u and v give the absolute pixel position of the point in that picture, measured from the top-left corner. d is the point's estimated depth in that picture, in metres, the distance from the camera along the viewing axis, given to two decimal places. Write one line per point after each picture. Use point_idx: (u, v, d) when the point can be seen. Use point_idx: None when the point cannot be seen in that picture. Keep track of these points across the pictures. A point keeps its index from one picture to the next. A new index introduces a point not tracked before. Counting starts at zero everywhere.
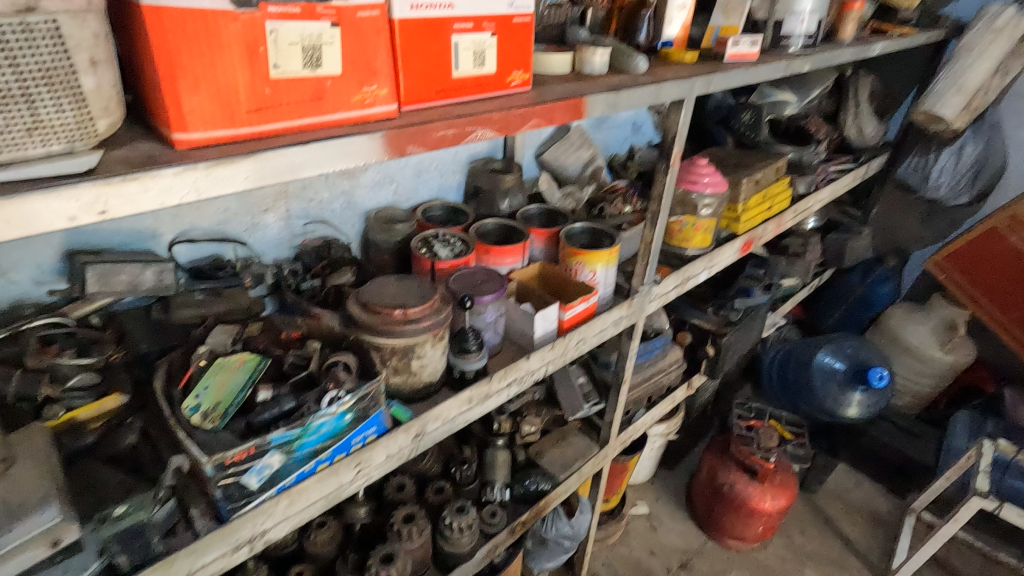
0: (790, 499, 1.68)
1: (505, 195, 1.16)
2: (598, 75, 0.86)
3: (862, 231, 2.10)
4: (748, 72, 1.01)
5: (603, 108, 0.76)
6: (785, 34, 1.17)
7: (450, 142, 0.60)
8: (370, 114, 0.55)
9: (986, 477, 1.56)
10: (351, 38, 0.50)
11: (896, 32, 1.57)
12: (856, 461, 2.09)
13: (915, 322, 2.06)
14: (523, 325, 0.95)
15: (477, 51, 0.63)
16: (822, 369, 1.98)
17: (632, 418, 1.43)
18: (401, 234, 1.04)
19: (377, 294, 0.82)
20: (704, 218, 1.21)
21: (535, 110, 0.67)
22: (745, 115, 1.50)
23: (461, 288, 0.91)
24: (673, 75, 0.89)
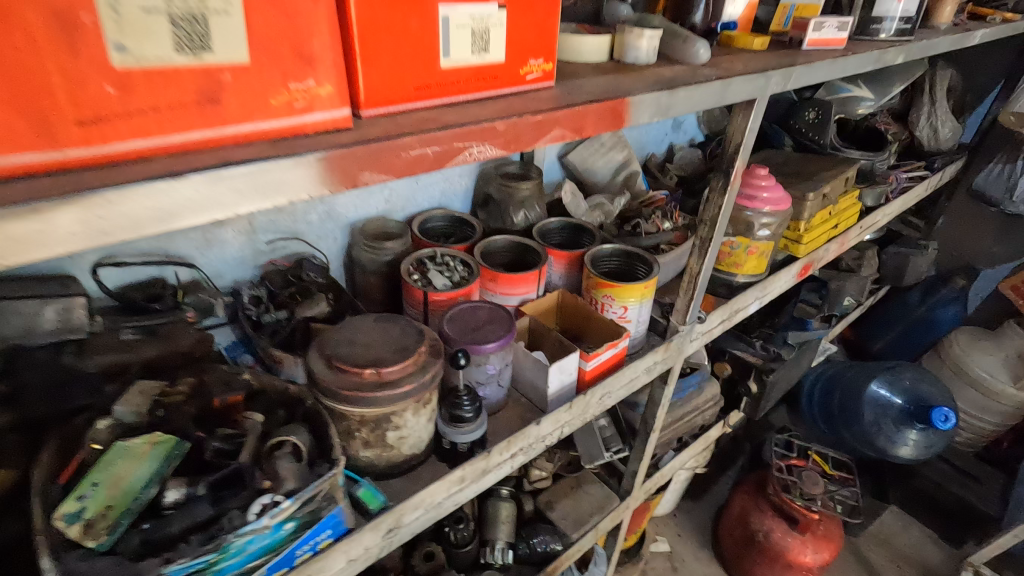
0: (834, 553, 1.50)
1: (520, 206, 0.97)
2: (644, 66, 0.66)
3: (927, 245, 1.85)
4: (835, 64, 0.79)
5: (651, 113, 0.55)
6: (876, 16, 0.94)
7: (429, 165, 0.41)
8: (304, 123, 0.36)
9: None
10: (263, 2, 0.31)
11: (997, 17, 1.32)
12: (905, 503, 1.87)
13: (983, 352, 1.82)
14: (534, 376, 0.77)
15: (478, 30, 0.44)
16: (874, 401, 1.75)
17: (658, 462, 1.24)
18: (391, 254, 0.85)
19: (346, 345, 0.64)
20: (761, 240, 0.99)
21: (558, 117, 0.47)
22: (809, 113, 1.26)
23: (457, 331, 0.73)
24: (743, 67, 0.68)
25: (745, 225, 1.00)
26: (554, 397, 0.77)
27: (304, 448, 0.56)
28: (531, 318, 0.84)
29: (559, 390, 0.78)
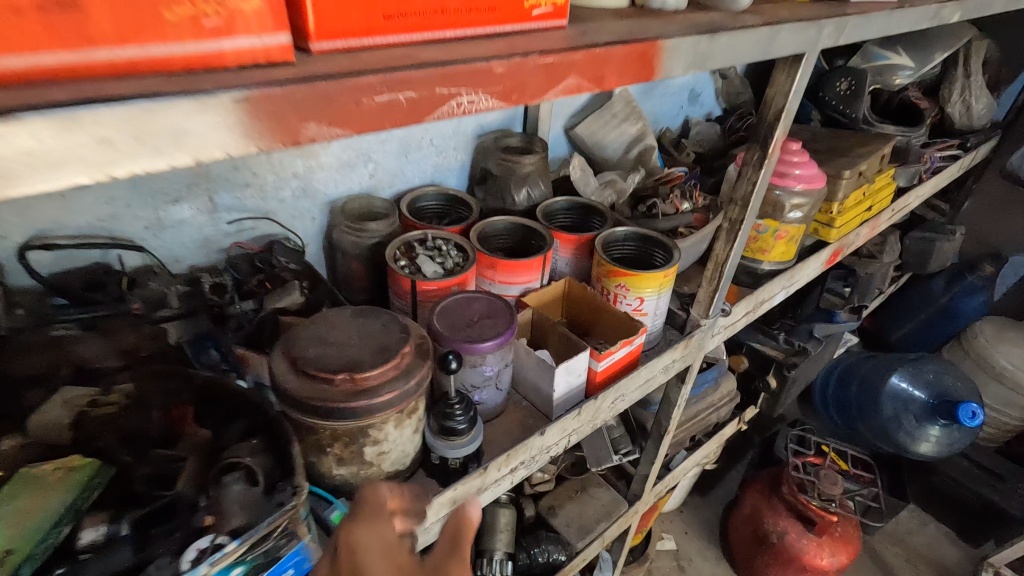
0: (851, 556, 1.43)
1: (522, 183, 0.86)
2: (672, 13, 0.55)
3: (954, 230, 1.74)
4: (892, 17, 0.67)
5: (686, 65, 0.44)
6: None
7: (403, 116, 0.30)
8: (220, 51, 0.26)
9: None
10: None
11: None
12: (923, 500, 1.79)
13: (1011, 343, 1.72)
14: (537, 381, 0.68)
15: None
16: (894, 395, 1.66)
17: (670, 463, 1.15)
18: (376, 236, 0.75)
19: (316, 345, 0.54)
20: (791, 223, 0.89)
21: (575, 59, 0.37)
22: (841, 83, 1.15)
23: (450, 327, 0.63)
24: (791, 15, 0.56)
25: (773, 207, 0.89)
26: (558, 404, 0.68)
27: (260, 472, 0.46)
28: (534, 311, 0.73)
29: (566, 394, 0.68)
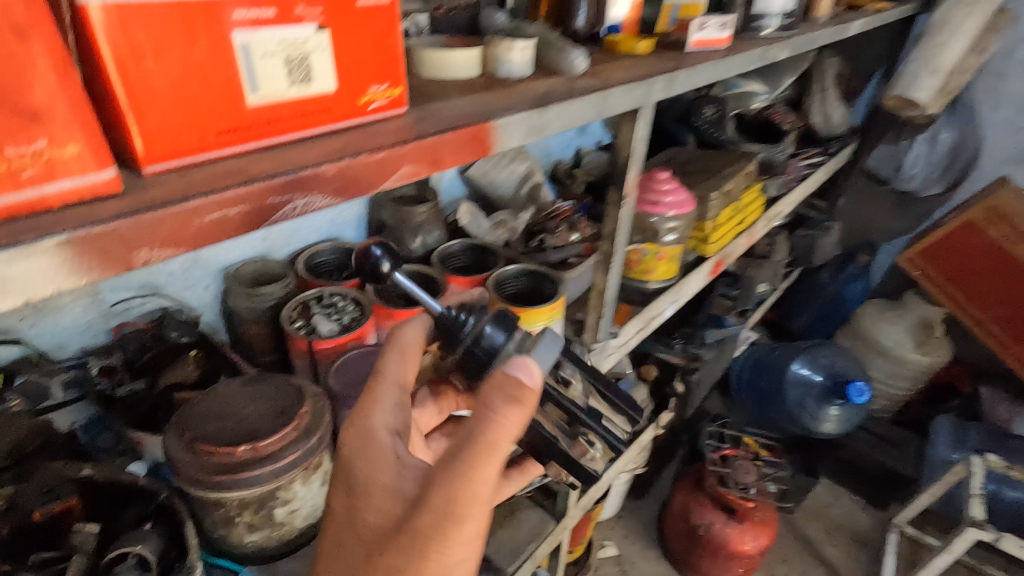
0: (771, 537, 1.53)
1: (416, 231, 0.90)
2: (518, 82, 0.60)
3: (830, 226, 1.91)
4: (716, 68, 0.78)
5: (519, 140, 0.50)
6: (756, 14, 0.91)
7: (234, 229, 0.34)
8: (50, 191, 0.28)
9: (980, 502, 1.42)
10: None
11: (871, 7, 1.34)
12: (835, 474, 1.94)
13: (889, 322, 1.89)
14: (577, 363, 0.62)
15: (294, 58, 0.37)
16: (796, 380, 1.80)
17: (593, 476, 1.21)
18: (272, 298, 0.76)
19: (212, 419, 0.55)
20: (668, 245, 0.97)
21: (405, 151, 0.41)
22: (707, 110, 1.27)
23: (347, 384, 0.66)
24: (624, 75, 0.64)
25: (651, 231, 0.97)
26: (557, 389, 0.60)
27: (152, 557, 0.47)
28: None
29: (564, 368, 0.61)
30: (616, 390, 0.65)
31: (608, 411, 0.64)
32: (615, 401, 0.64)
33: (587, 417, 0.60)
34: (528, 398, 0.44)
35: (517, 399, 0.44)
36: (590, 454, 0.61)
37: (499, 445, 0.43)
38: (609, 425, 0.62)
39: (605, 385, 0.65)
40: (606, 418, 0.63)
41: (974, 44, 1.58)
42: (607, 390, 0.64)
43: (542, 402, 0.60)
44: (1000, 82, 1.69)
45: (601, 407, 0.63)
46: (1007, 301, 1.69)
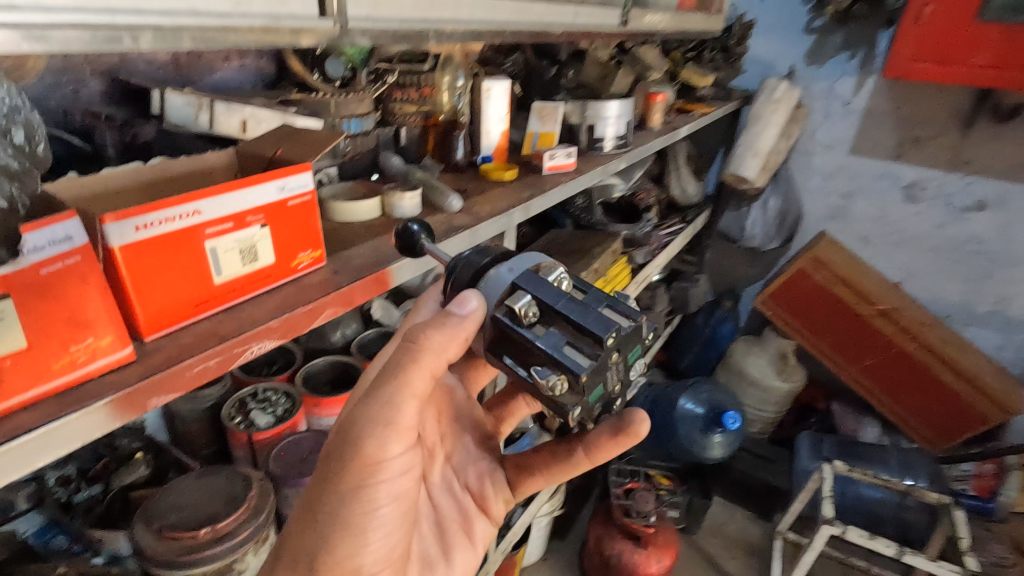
0: (673, 557, 1.74)
1: (336, 325, 1.06)
2: (410, 220, 0.80)
3: (698, 278, 2.25)
4: (567, 188, 1.03)
5: (411, 273, 0.69)
6: (597, 138, 1.18)
7: (212, 374, 0.50)
8: (89, 372, 0.43)
9: (831, 502, 1.71)
10: (36, 301, 0.39)
11: (698, 111, 1.69)
12: (727, 493, 2.21)
13: (754, 355, 2.23)
14: (535, 288, 0.49)
15: (245, 249, 0.54)
16: (685, 415, 2.05)
17: (509, 521, 1.37)
18: (211, 398, 0.89)
19: (173, 510, 0.68)
20: None
21: (327, 300, 0.59)
22: (579, 200, 1.53)
23: (283, 466, 0.80)
24: (490, 209, 0.86)
25: None
26: (506, 322, 0.49)
27: None
28: None
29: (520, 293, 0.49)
30: (587, 310, 0.47)
31: (576, 336, 0.47)
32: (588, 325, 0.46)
33: (535, 347, 0.47)
34: (453, 322, 0.49)
35: (447, 323, 0.49)
36: (549, 388, 0.45)
37: (426, 366, 0.50)
38: (575, 356, 0.45)
39: (569, 306, 0.47)
40: (572, 344, 0.47)
41: (783, 131, 2.00)
42: (572, 309, 0.46)
43: (503, 338, 0.50)
44: (808, 157, 2.12)
45: (569, 333, 0.47)
46: (837, 331, 2.06)
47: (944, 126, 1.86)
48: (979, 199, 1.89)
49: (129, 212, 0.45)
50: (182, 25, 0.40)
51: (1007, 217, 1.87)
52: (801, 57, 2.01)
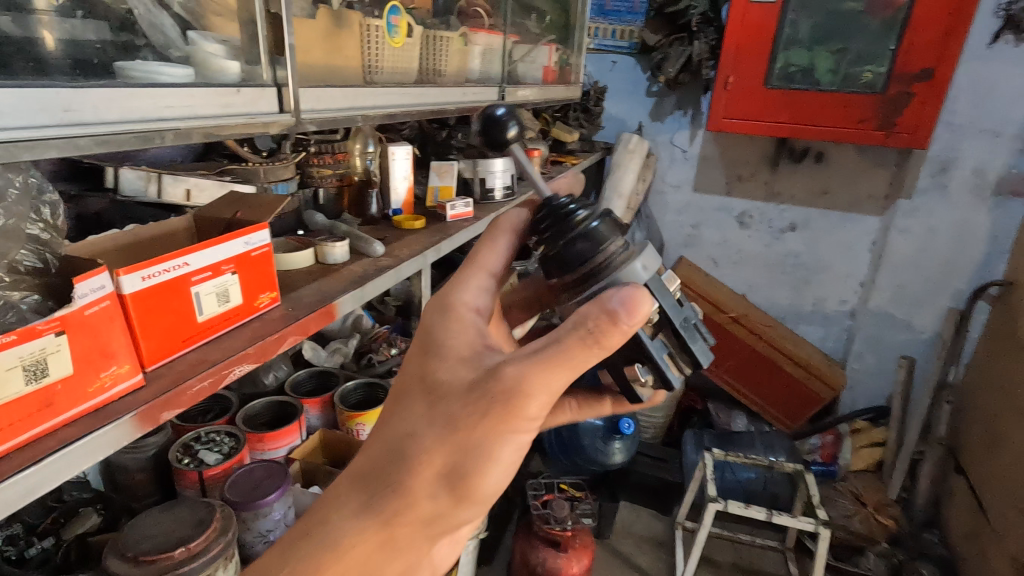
0: (591, 556, 1.91)
1: (268, 369, 1.16)
2: (342, 265, 0.94)
3: None
4: (469, 231, 1.22)
5: (352, 305, 0.84)
6: (489, 189, 1.41)
7: (207, 392, 0.61)
8: (111, 395, 0.54)
9: (714, 484, 1.99)
10: (81, 336, 0.50)
11: (569, 162, 2.00)
12: (632, 496, 2.45)
13: None
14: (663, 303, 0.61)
15: (220, 292, 0.67)
16: (587, 428, 2.22)
17: None
18: (153, 447, 0.92)
19: (145, 540, 0.75)
20: None
21: (289, 330, 0.72)
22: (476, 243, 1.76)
23: (240, 494, 0.88)
24: (408, 252, 1.03)
25: None
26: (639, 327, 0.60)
27: None
28: (301, 462, 1.03)
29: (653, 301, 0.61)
30: (693, 340, 0.64)
31: (675, 351, 0.64)
32: (690, 351, 0.64)
33: (649, 354, 0.61)
34: (619, 325, 0.50)
35: (619, 322, 0.50)
36: (641, 382, 0.64)
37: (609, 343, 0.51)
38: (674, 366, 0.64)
39: (686, 333, 0.63)
40: (671, 356, 0.64)
41: (639, 175, 2.39)
42: (684, 337, 0.63)
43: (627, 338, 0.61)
44: (662, 196, 2.53)
45: (670, 345, 0.64)
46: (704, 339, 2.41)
47: (757, 166, 2.34)
48: (791, 221, 2.38)
49: (138, 266, 0.56)
50: (192, 125, 0.56)
51: (812, 234, 2.37)
52: (646, 115, 2.43)
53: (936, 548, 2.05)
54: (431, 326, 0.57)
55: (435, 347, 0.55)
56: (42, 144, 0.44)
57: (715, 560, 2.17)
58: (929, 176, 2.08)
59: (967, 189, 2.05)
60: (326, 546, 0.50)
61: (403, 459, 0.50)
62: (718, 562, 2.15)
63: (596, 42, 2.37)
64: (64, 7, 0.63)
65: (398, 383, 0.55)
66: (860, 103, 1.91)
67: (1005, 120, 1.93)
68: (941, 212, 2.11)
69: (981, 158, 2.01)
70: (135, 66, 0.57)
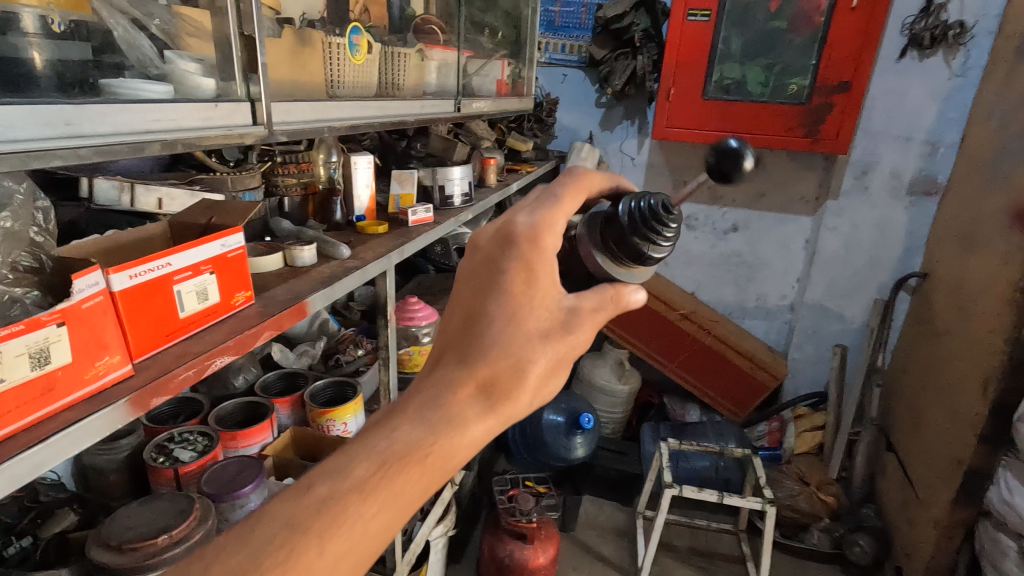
0: (556, 546, 1.99)
1: (238, 372, 1.20)
2: (310, 267, 1.00)
3: None
4: (430, 235, 1.30)
5: (322, 303, 0.90)
6: (448, 196, 1.48)
7: (192, 381, 0.66)
8: (104, 382, 0.59)
9: (669, 471, 2.11)
10: (78, 328, 0.55)
11: (524, 169, 2.09)
12: (595, 489, 2.54)
13: (599, 366, 2.64)
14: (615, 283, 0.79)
15: (200, 290, 0.72)
16: (549, 425, 2.33)
17: (412, 536, 1.57)
18: (128, 447, 0.95)
19: (128, 530, 0.79)
20: (426, 344, 1.44)
21: (264, 326, 0.77)
22: (437, 248, 1.84)
23: (216, 487, 0.92)
24: (372, 254, 1.10)
25: (413, 337, 1.44)
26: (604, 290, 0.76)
27: None
28: (274, 457, 1.07)
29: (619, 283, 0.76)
30: None
31: None
32: None
33: None
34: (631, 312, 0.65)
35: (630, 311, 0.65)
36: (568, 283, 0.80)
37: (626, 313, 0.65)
38: None
39: None
40: None
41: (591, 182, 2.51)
42: None
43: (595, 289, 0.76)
44: None
45: None
46: (657, 335, 2.53)
47: (700, 172, 2.50)
48: (733, 223, 2.54)
49: (126, 265, 0.61)
50: (176, 136, 0.62)
51: (752, 234, 2.54)
52: (596, 125, 2.56)
53: (873, 520, 2.21)
54: (534, 262, 0.54)
55: (537, 277, 0.54)
56: (47, 153, 0.49)
57: (673, 545, 2.28)
58: (853, 179, 2.29)
59: (885, 190, 2.26)
60: (454, 448, 0.48)
61: (528, 376, 0.51)
62: (677, 547, 2.27)
63: (546, 57, 2.50)
64: (65, 33, 0.67)
65: (503, 305, 0.52)
66: (789, 112, 2.09)
67: (915, 127, 2.15)
68: (864, 211, 2.31)
69: (896, 162, 2.22)
70: (121, 84, 0.62)
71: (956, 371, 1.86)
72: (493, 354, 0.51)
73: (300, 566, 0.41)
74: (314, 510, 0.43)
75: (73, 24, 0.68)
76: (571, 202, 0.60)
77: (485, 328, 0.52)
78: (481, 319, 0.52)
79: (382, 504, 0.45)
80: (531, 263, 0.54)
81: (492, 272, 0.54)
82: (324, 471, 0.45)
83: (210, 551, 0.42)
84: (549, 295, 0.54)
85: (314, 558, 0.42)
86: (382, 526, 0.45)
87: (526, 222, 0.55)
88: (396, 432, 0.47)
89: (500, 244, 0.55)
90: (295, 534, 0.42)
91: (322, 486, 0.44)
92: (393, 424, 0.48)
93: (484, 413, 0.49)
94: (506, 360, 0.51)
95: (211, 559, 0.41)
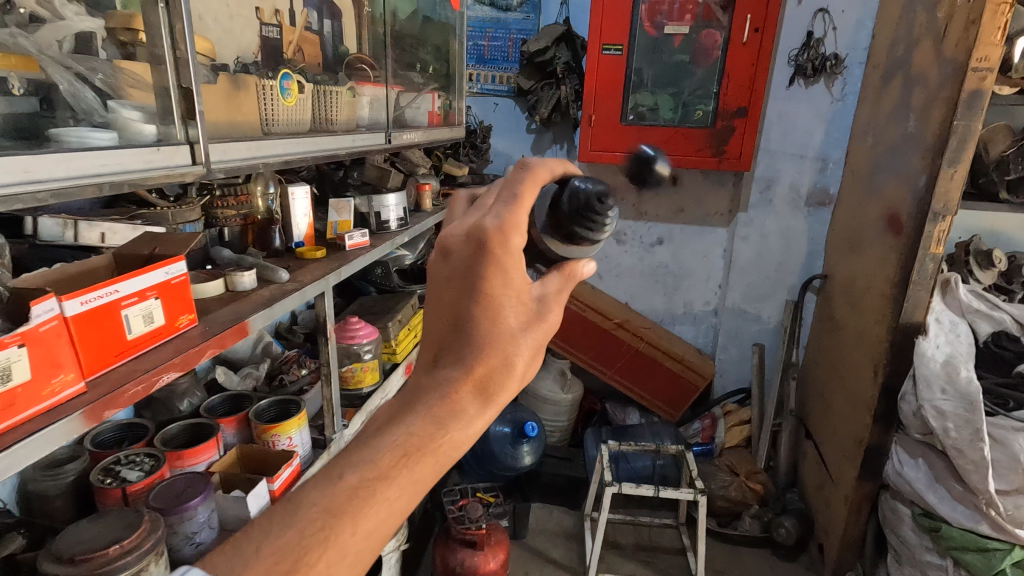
0: (506, 551, 2.07)
1: (182, 397, 1.25)
2: (251, 291, 1.08)
3: None
4: (366, 258, 1.41)
5: (262, 322, 0.98)
6: (384, 221, 1.58)
7: (141, 394, 0.74)
8: (60, 398, 0.66)
9: (609, 471, 2.23)
10: (36, 348, 0.62)
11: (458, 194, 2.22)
12: (543, 496, 2.65)
13: (543, 377, 2.77)
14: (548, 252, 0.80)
15: (146, 314, 0.80)
16: (497, 437, 2.42)
17: None
18: (73, 473, 1.00)
19: (79, 543, 0.84)
20: (368, 361, 1.53)
21: (208, 344, 0.85)
22: (378, 271, 1.94)
23: (163, 502, 0.97)
24: (311, 277, 1.19)
25: (355, 355, 1.53)
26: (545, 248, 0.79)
27: None
28: (220, 473, 1.12)
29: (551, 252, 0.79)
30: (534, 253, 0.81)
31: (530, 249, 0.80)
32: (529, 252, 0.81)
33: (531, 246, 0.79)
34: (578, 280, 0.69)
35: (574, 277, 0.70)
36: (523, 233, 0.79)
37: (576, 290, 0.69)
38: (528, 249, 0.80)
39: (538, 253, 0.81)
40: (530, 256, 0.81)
41: None
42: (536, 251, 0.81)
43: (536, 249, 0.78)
44: None
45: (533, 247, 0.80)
46: (593, 344, 2.69)
47: (625, 190, 2.70)
48: (658, 236, 2.75)
49: (78, 292, 0.68)
50: (123, 178, 0.71)
51: (676, 246, 2.75)
52: (528, 150, 2.73)
53: (796, 503, 2.41)
54: (506, 265, 0.59)
55: (510, 275, 0.60)
56: (10, 198, 0.58)
57: (618, 542, 2.41)
58: (759, 193, 2.55)
59: (787, 202, 2.52)
60: (462, 436, 0.53)
61: (517, 373, 0.57)
62: (621, 543, 2.40)
63: (478, 87, 2.65)
64: (22, 94, 0.76)
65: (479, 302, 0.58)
66: (698, 136, 2.31)
67: (807, 147, 2.43)
68: (770, 221, 2.57)
69: (794, 177, 2.48)
70: (68, 134, 0.70)
71: (853, 360, 2.08)
72: (487, 352, 0.56)
73: (335, 545, 0.46)
74: (348, 497, 0.48)
75: (27, 83, 0.78)
76: (528, 197, 0.64)
77: (469, 327, 0.57)
78: (471, 316, 0.58)
79: (401, 488, 0.50)
80: (501, 263, 0.59)
81: (469, 277, 0.59)
82: (351, 464, 0.50)
83: (250, 543, 0.45)
84: (519, 290, 0.60)
85: (349, 539, 0.47)
86: (401, 508, 0.50)
87: (495, 227, 0.60)
88: (408, 426, 0.52)
89: (471, 249, 0.59)
90: (333, 517, 0.46)
91: (351, 477, 0.49)
92: (408, 420, 0.52)
93: (486, 404, 0.55)
94: (492, 353, 0.56)
95: (255, 550, 0.45)
